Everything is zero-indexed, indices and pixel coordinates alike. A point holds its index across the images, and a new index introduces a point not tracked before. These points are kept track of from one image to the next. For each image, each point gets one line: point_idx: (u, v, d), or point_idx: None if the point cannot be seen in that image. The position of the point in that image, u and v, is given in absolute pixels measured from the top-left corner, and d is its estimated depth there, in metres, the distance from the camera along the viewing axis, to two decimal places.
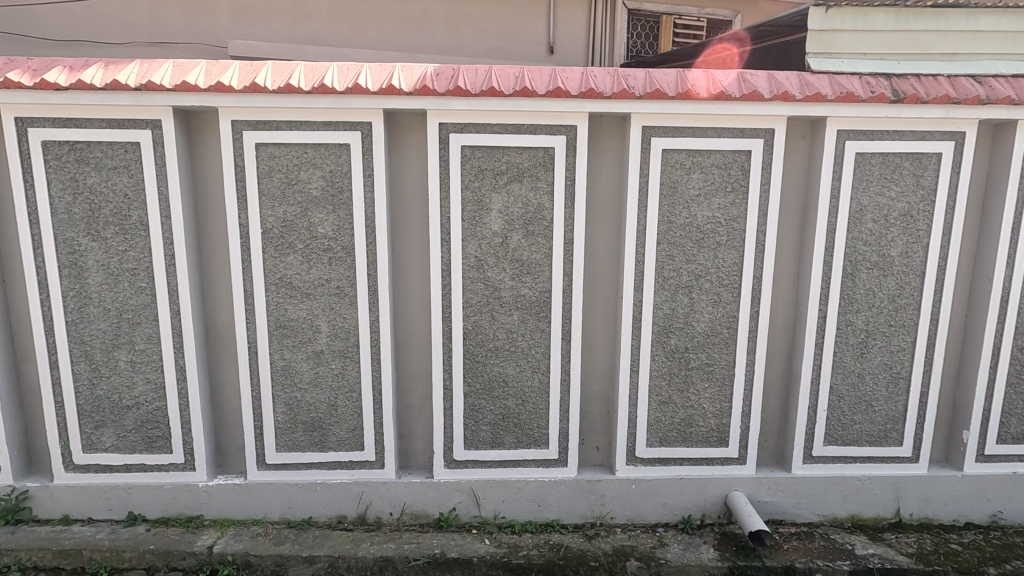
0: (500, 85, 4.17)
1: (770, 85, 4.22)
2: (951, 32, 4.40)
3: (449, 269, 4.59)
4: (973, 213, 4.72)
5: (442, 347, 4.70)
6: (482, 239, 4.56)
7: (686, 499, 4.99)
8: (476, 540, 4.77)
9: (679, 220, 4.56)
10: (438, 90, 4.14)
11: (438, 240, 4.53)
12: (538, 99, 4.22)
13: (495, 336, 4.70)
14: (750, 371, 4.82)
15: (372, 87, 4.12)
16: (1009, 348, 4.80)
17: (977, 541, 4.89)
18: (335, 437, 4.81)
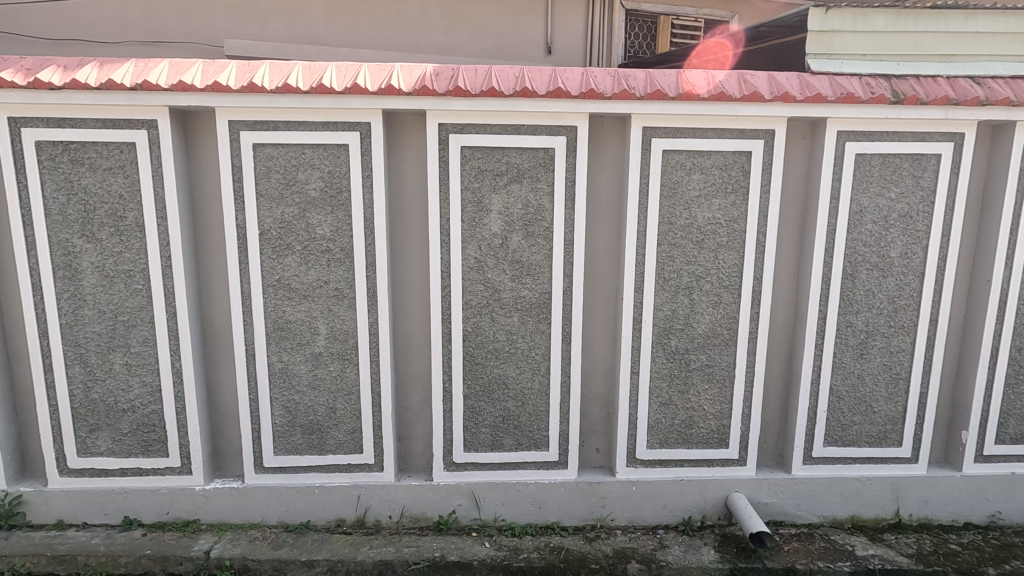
0: (264, 79, 2.60)
1: (696, 80, 2.72)
2: (964, 32, 2.88)
3: (306, 262, 2.86)
4: (974, 183, 3.04)
5: (265, 368, 2.94)
6: (337, 222, 2.83)
7: (574, 511, 3.13)
8: (389, 543, 2.98)
9: (489, 184, 2.84)
10: (299, 87, 2.59)
11: (321, 210, 2.82)
12: (334, 95, 2.64)
13: (309, 366, 2.95)
14: (732, 403, 3.10)
15: (199, 84, 2.56)
16: (1009, 341, 3.08)
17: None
18: (63, 500, 3.02)
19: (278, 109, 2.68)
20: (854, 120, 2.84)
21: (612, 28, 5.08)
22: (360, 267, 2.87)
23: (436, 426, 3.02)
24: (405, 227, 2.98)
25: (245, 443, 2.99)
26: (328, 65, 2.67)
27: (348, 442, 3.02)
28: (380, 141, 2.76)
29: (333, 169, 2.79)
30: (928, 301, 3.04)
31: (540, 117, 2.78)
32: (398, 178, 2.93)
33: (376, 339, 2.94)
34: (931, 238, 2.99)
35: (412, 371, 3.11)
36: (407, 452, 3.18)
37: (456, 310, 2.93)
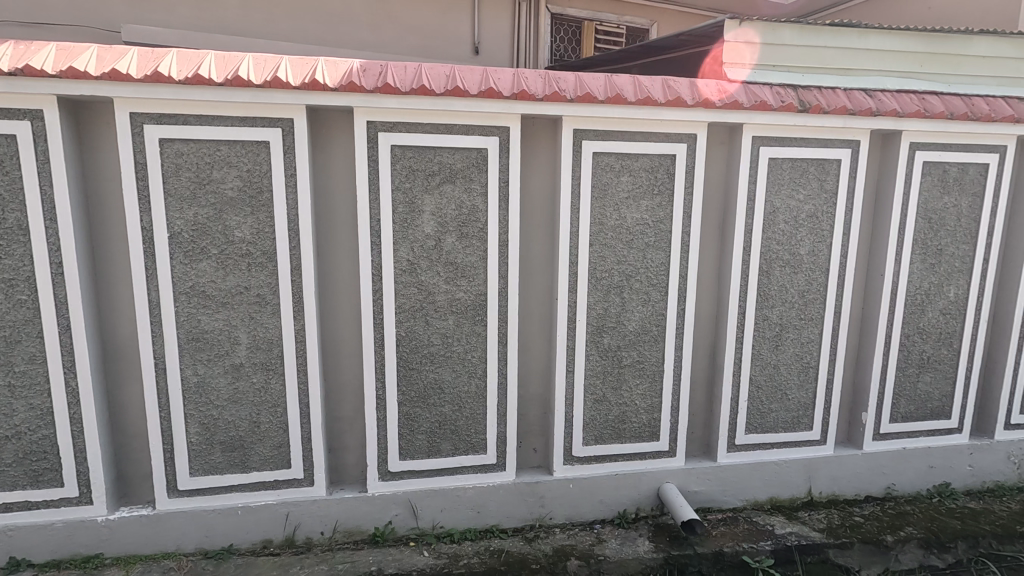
0: (171, 68, 2.38)
1: (625, 85, 2.78)
2: (856, 47, 3.16)
3: (226, 267, 2.66)
4: (869, 187, 3.34)
5: (179, 383, 2.70)
6: (258, 224, 2.65)
7: (514, 512, 3.12)
8: (321, 562, 2.82)
9: (421, 185, 2.77)
10: (212, 78, 2.40)
11: (240, 211, 2.63)
12: (253, 89, 2.47)
13: (229, 379, 2.75)
14: (662, 398, 3.21)
15: (94, 71, 2.31)
16: (899, 330, 3.41)
17: (917, 514, 3.37)
18: None
19: (187, 101, 2.47)
20: (768, 126, 3.03)
21: (538, 30, 5.12)
22: (284, 270, 2.70)
23: (370, 435, 2.91)
24: (335, 230, 2.85)
25: (155, 465, 2.73)
26: (244, 57, 2.50)
27: (274, 457, 2.84)
28: (304, 138, 2.62)
29: (252, 167, 2.61)
30: (833, 296, 3.30)
31: (472, 117, 2.74)
32: (325, 176, 2.79)
33: (303, 347, 2.79)
34: (834, 237, 3.25)
35: (343, 380, 2.97)
36: (340, 463, 3.04)
37: (387, 314, 2.84)
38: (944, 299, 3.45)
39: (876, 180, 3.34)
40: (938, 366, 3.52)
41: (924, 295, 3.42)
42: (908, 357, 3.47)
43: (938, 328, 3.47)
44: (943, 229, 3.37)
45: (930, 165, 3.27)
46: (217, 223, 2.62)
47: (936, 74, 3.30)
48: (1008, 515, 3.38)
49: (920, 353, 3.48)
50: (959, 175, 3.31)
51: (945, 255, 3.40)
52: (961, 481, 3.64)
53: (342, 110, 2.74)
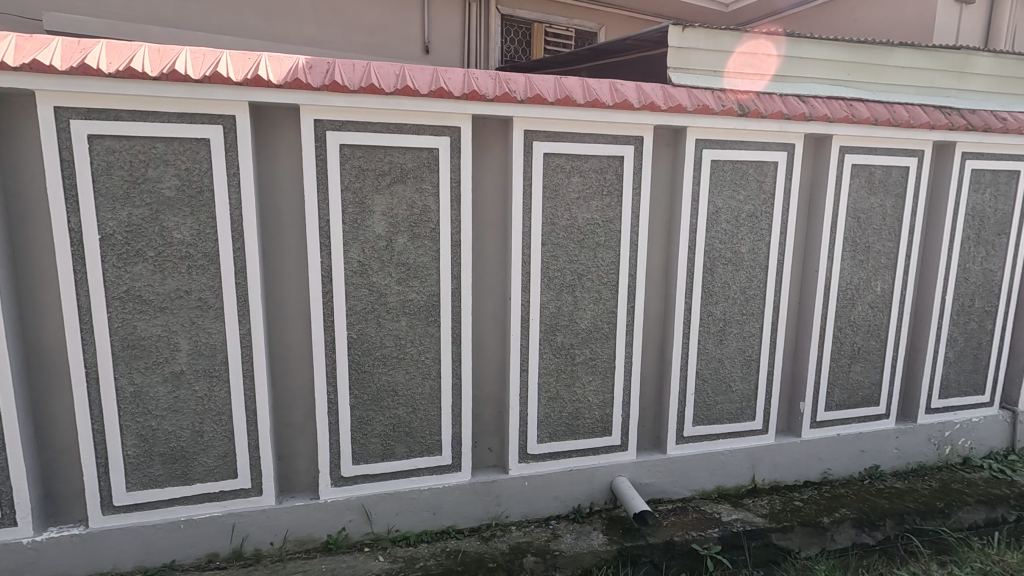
0: (99, 60, 2.26)
1: (574, 87, 2.83)
2: (790, 55, 3.33)
3: (165, 270, 2.54)
4: (803, 188, 3.52)
5: (113, 393, 2.56)
6: (200, 224, 2.55)
7: (470, 512, 3.12)
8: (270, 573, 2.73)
9: (371, 185, 2.73)
10: (146, 72, 2.28)
11: (179, 211, 2.52)
12: (191, 84, 2.37)
13: (168, 387, 2.62)
14: (613, 393, 3.29)
15: (12, 62, 2.15)
16: (832, 323, 3.62)
17: (850, 496, 3.58)
18: None
19: (119, 96, 2.34)
20: (710, 129, 3.15)
21: (488, 31, 5.13)
22: (228, 273, 2.61)
23: (322, 441, 2.84)
24: (281, 230, 2.76)
25: (88, 481, 2.57)
26: (181, 50, 2.40)
27: (219, 467, 2.73)
28: (248, 136, 2.53)
29: (192, 166, 2.50)
30: (772, 292, 3.47)
31: (422, 116, 2.72)
32: (271, 175, 2.71)
33: (249, 352, 2.70)
34: (772, 236, 3.41)
35: (292, 385, 2.89)
36: (290, 471, 2.95)
37: (338, 316, 2.78)
38: (872, 293, 3.68)
39: (809, 181, 3.53)
40: (868, 356, 3.76)
41: (854, 289, 3.63)
42: (841, 348, 3.68)
43: (867, 320, 3.71)
44: (870, 227, 3.59)
45: (858, 167, 3.48)
46: (154, 223, 2.50)
47: (861, 83, 3.52)
48: (929, 493, 3.64)
49: (851, 344, 3.70)
50: (883, 177, 3.55)
51: (872, 252, 3.63)
52: (888, 463, 3.90)
53: (287, 109, 2.66)
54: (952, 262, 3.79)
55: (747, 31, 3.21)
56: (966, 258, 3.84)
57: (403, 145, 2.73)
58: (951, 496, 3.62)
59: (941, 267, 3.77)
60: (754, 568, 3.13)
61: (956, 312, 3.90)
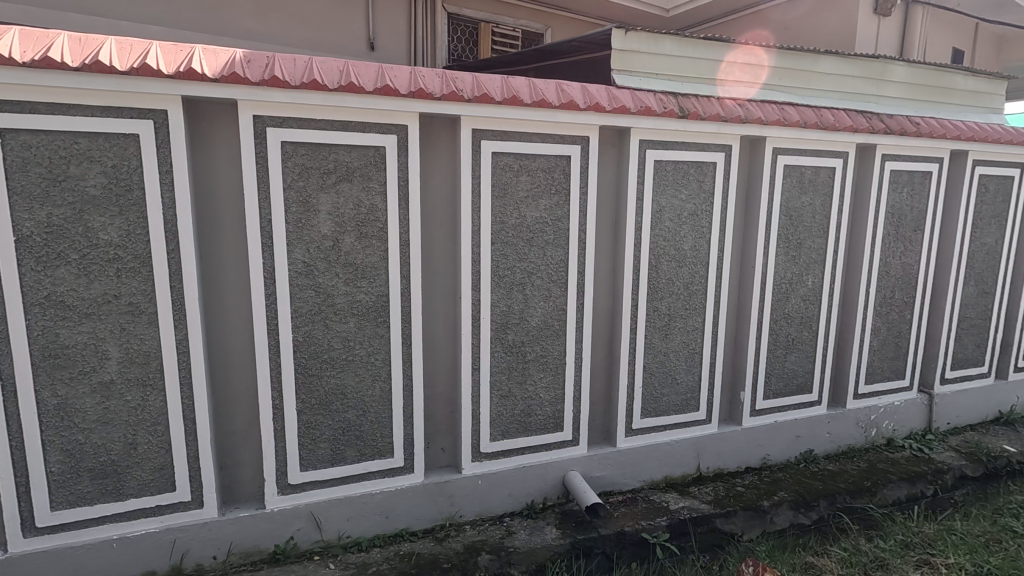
0: (13, 48, 2.10)
1: (520, 87, 2.86)
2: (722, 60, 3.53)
3: (90, 273, 2.39)
4: (741, 187, 3.68)
5: (33, 405, 2.37)
6: (130, 225, 2.41)
7: (423, 513, 3.09)
8: None
9: (316, 183, 2.66)
10: (66, 62, 2.14)
11: (105, 210, 2.37)
12: (118, 76, 2.24)
13: (96, 398, 2.47)
14: (564, 389, 3.34)
15: None
16: (768, 315, 3.80)
17: (788, 479, 3.77)
18: None
19: (35, 87, 2.18)
20: (652, 130, 3.25)
21: (435, 29, 5.09)
22: (161, 275, 2.48)
23: (267, 448, 2.74)
24: (220, 230, 2.65)
25: (6, 502, 2.38)
26: (105, 40, 2.26)
27: (155, 481, 2.59)
28: (182, 131, 2.41)
29: (119, 163, 2.36)
30: (713, 287, 3.62)
31: (367, 113, 2.67)
32: (207, 173, 2.59)
33: (187, 358, 2.57)
34: (712, 233, 3.55)
35: (234, 392, 2.78)
36: (233, 481, 2.83)
37: (283, 319, 2.69)
38: (804, 287, 3.90)
39: (745, 181, 3.69)
40: (801, 346, 3.97)
41: (787, 283, 3.84)
42: (777, 340, 3.88)
43: (800, 312, 3.92)
44: (801, 224, 3.80)
45: (790, 168, 3.68)
46: (78, 223, 2.35)
47: (788, 88, 3.74)
48: (858, 473, 3.88)
49: (786, 336, 3.91)
50: (812, 177, 3.76)
51: (804, 248, 3.84)
52: (821, 447, 4.14)
53: (224, 104, 2.55)
54: (875, 256, 4.06)
55: (685, 35, 3.37)
56: (887, 252, 4.13)
57: (348, 142, 2.67)
58: (877, 474, 3.87)
59: (865, 261, 4.03)
60: (700, 553, 3.26)
61: (879, 303, 4.19)
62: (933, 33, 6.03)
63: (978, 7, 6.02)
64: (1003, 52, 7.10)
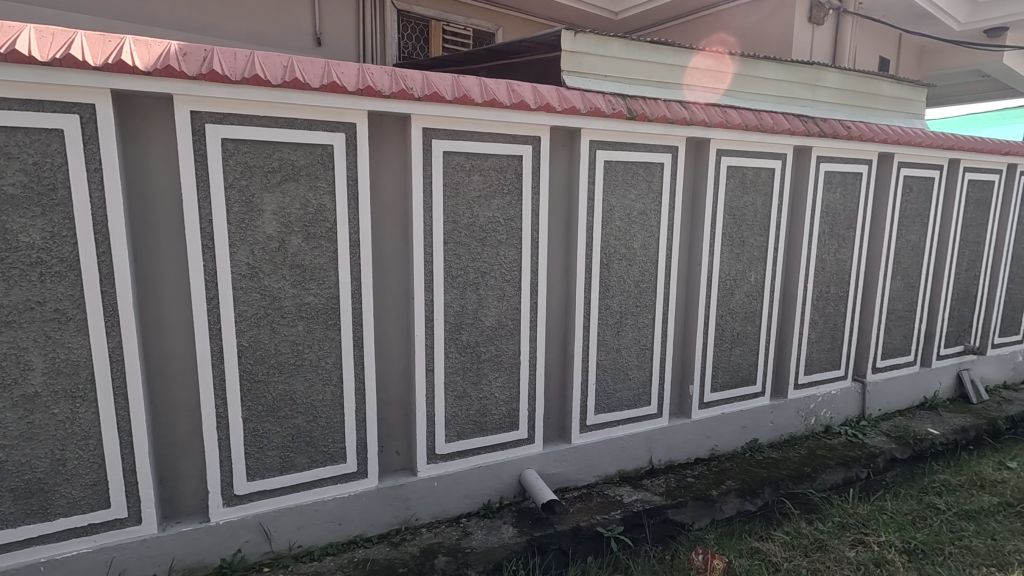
0: None
1: (471, 86, 2.85)
2: (667, 64, 3.65)
3: (9, 278, 2.22)
4: (687, 187, 3.79)
5: None
6: (53, 225, 2.26)
7: (378, 519, 3.04)
8: None
9: (259, 181, 2.57)
10: None
11: (26, 210, 2.21)
12: (38, 67, 2.09)
13: (17, 412, 2.29)
14: (519, 388, 3.35)
15: None
16: (714, 311, 3.94)
17: (734, 468, 3.92)
18: None
19: None
20: (602, 131, 3.30)
21: (385, 26, 5.01)
22: (91, 280, 2.33)
23: (210, 459, 2.62)
24: (156, 231, 2.52)
25: None
26: (23, 27, 2.10)
27: (88, 498, 2.44)
28: (111, 127, 2.28)
29: (41, 160, 2.21)
30: (662, 284, 3.72)
31: (313, 111, 2.60)
32: (140, 171, 2.45)
33: (121, 367, 2.43)
34: (661, 232, 3.65)
35: (174, 401, 2.65)
36: (174, 494, 2.70)
37: (226, 323, 2.58)
38: (747, 283, 4.06)
39: (691, 182, 3.79)
40: (745, 340, 4.13)
41: (732, 280, 3.99)
42: (723, 334, 4.03)
43: (744, 307, 4.08)
44: (744, 223, 3.96)
45: (733, 168, 3.82)
46: None
47: (729, 92, 3.90)
48: (799, 460, 4.07)
49: (731, 331, 4.06)
50: (754, 178, 3.92)
51: (746, 246, 4.00)
52: (765, 436, 4.32)
53: (157, 98, 2.42)
54: (811, 253, 4.27)
55: (632, 38, 3.47)
56: (822, 249, 4.35)
57: (294, 140, 2.59)
58: (816, 460, 4.08)
59: (803, 258, 4.24)
60: (653, 544, 3.34)
61: (816, 297, 4.41)
62: (861, 42, 6.41)
63: (901, 19, 6.43)
64: (923, 60, 7.60)
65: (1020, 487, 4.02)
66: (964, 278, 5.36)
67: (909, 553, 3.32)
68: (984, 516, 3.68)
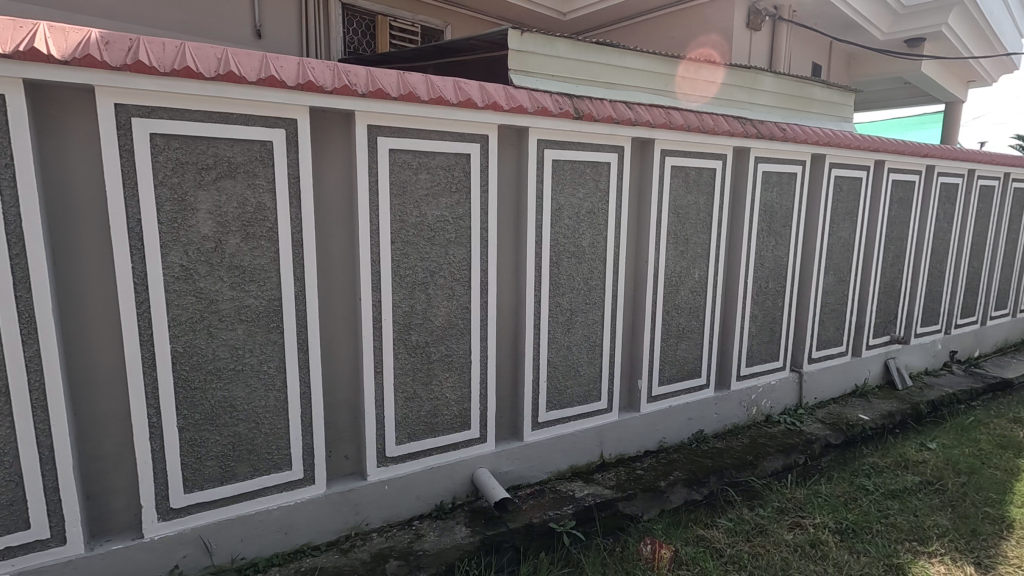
0: None
1: (417, 83, 2.81)
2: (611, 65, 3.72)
3: None
4: (634, 186, 3.87)
5: None
6: None
7: (326, 526, 2.96)
8: None
9: (192, 179, 2.45)
10: None
11: None
12: None
13: None
14: (470, 387, 3.34)
15: None
16: (660, 307, 4.05)
17: (681, 459, 4.04)
18: None
19: None
20: (549, 131, 3.33)
21: (328, 20, 4.87)
22: (3, 283, 2.16)
23: (142, 471, 2.48)
24: (78, 231, 2.36)
25: None
26: None
27: (4, 519, 2.27)
28: (24, 120, 2.12)
29: None
30: (610, 282, 3.79)
31: (251, 106, 2.50)
32: (59, 167, 2.29)
33: (40, 377, 2.26)
34: (609, 230, 3.71)
35: (102, 411, 2.49)
36: (103, 511, 2.54)
37: (158, 329, 2.45)
38: (692, 279, 4.19)
39: (637, 182, 3.88)
40: (690, 334, 4.26)
41: (677, 276, 4.11)
42: (669, 329, 4.14)
43: (689, 303, 4.21)
44: (687, 221, 4.08)
45: (677, 168, 3.93)
46: None
47: (671, 93, 4.01)
48: (741, 449, 4.24)
49: (677, 325, 4.18)
50: (696, 177, 4.04)
51: (690, 243, 4.13)
52: (710, 427, 4.47)
53: (77, 89, 2.27)
54: (751, 250, 4.46)
55: (578, 39, 3.53)
56: (761, 247, 4.54)
57: (231, 137, 2.49)
58: (758, 449, 4.25)
59: (743, 254, 4.41)
60: (605, 537, 3.40)
61: (756, 292, 4.60)
62: (795, 48, 6.72)
63: (831, 27, 6.79)
64: (852, 66, 8.05)
65: (938, 466, 4.32)
66: (889, 272, 5.72)
67: (841, 532, 3.52)
68: (907, 494, 3.95)
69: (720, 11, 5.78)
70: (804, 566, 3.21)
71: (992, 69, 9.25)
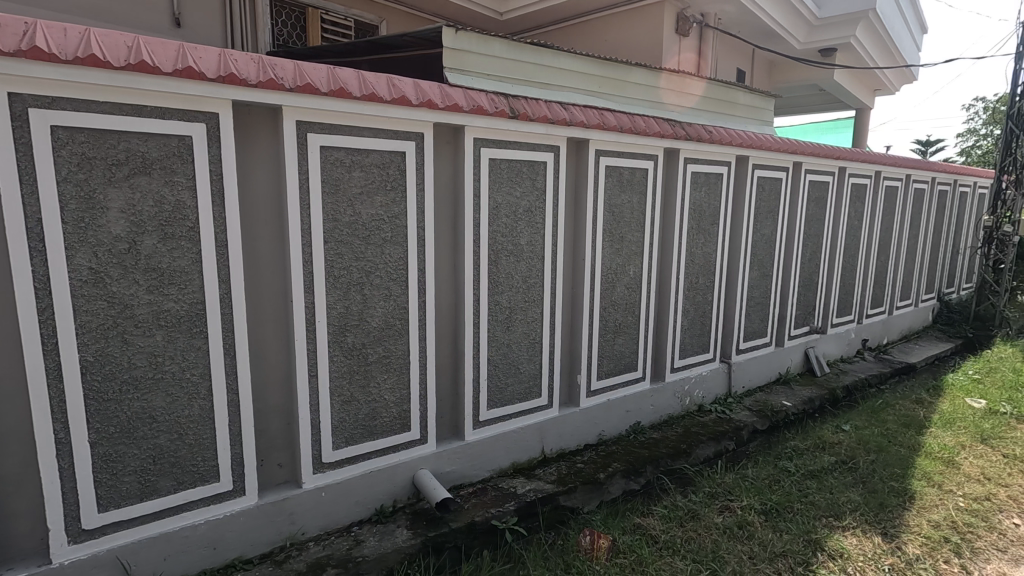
0: None
1: (348, 79, 2.75)
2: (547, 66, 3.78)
3: None
4: (570, 186, 3.93)
5: None
6: None
7: (259, 538, 2.85)
8: None
9: (101, 175, 2.28)
10: None
11: None
12: None
13: None
14: (410, 389, 3.30)
15: None
16: (598, 303, 4.15)
17: (620, 451, 4.16)
18: None
19: None
20: (485, 129, 3.33)
21: (254, 11, 4.65)
22: None
23: (48, 492, 2.29)
24: None
25: None
26: None
27: None
28: None
29: None
30: (548, 280, 3.84)
31: (167, 99, 2.36)
32: None
33: None
34: (546, 228, 3.76)
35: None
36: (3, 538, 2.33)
37: (64, 338, 2.26)
38: (627, 276, 4.31)
39: (574, 181, 3.95)
40: (626, 329, 4.39)
41: (613, 273, 4.22)
42: (606, 325, 4.25)
43: (625, 299, 4.34)
44: (622, 220, 4.20)
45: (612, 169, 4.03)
46: None
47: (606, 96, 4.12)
48: (676, 438, 4.41)
49: (614, 321, 4.30)
50: (630, 177, 4.17)
51: (625, 241, 4.25)
52: (647, 418, 4.63)
53: None
54: (682, 247, 4.64)
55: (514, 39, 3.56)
56: (691, 244, 4.73)
57: (145, 130, 2.34)
58: (691, 437, 4.44)
59: (675, 251, 4.59)
60: (546, 530, 3.45)
61: (687, 287, 4.80)
62: (720, 54, 7.05)
63: (753, 36, 7.17)
64: (773, 73, 8.53)
65: (852, 447, 4.66)
66: (808, 268, 6.11)
67: (766, 513, 3.74)
68: (824, 473, 4.24)
69: (651, 16, 5.98)
70: (732, 546, 3.38)
71: (896, 79, 10.06)
